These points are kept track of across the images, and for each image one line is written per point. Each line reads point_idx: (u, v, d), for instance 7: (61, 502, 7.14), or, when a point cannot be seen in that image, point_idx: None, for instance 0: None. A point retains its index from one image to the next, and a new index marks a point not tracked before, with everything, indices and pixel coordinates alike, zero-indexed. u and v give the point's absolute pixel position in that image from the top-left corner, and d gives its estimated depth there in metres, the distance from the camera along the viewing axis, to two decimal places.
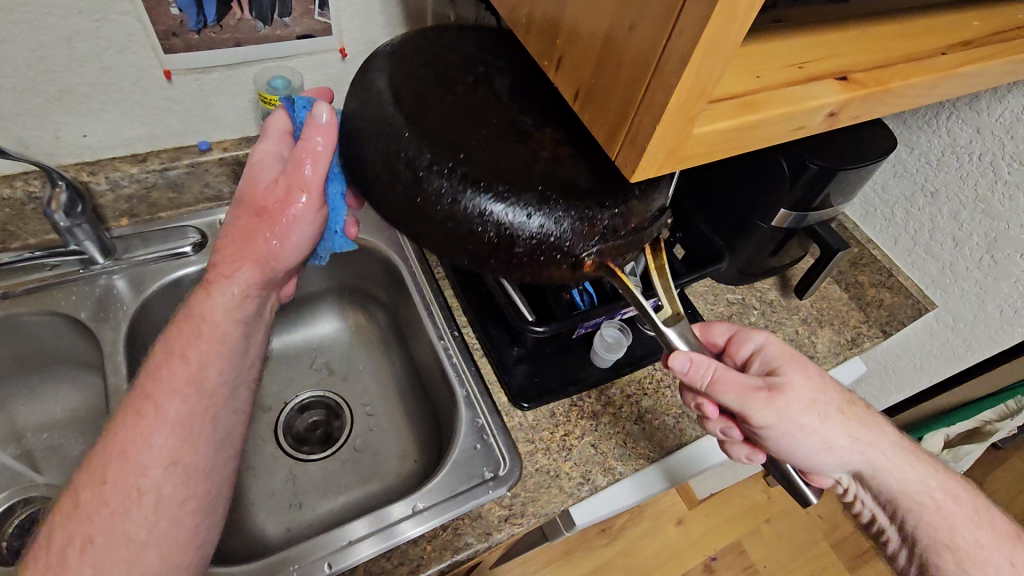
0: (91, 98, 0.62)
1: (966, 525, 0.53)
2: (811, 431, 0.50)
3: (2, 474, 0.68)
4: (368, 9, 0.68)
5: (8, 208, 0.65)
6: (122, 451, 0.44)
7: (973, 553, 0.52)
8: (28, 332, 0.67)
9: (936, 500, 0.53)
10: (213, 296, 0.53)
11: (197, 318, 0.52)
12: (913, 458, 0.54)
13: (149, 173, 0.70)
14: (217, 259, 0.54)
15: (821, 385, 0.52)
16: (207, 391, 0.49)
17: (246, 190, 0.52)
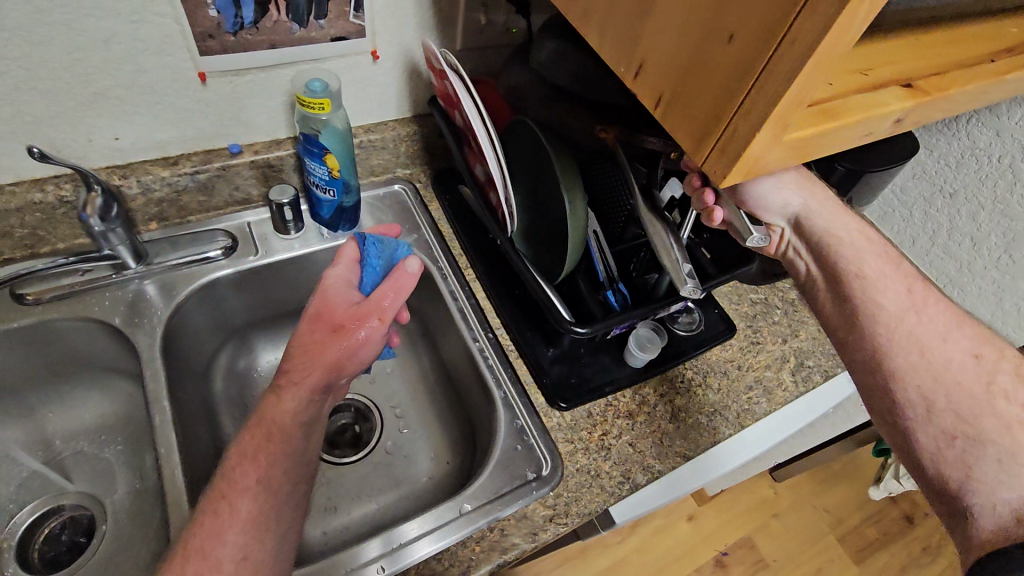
0: (126, 101, 0.61)
1: (877, 259, 0.56)
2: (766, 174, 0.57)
3: (34, 480, 0.68)
4: (402, 12, 0.68)
5: (38, 213, 0.64)
6: (204, 546, 0.46)
7: (879, 280, 0.54)
8: (61, 339, 0.66)
9: (857, 239, 0.57)
10: (285, 405, 0.54)
11: (271, 424, 0.53)
12: (850, 218, 0.59)
13: (180, 176, 0.69)
14: (281, 369, 0.56)
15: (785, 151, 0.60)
16: (275, 478, 0.51)
17: (323, 310, 0.57)
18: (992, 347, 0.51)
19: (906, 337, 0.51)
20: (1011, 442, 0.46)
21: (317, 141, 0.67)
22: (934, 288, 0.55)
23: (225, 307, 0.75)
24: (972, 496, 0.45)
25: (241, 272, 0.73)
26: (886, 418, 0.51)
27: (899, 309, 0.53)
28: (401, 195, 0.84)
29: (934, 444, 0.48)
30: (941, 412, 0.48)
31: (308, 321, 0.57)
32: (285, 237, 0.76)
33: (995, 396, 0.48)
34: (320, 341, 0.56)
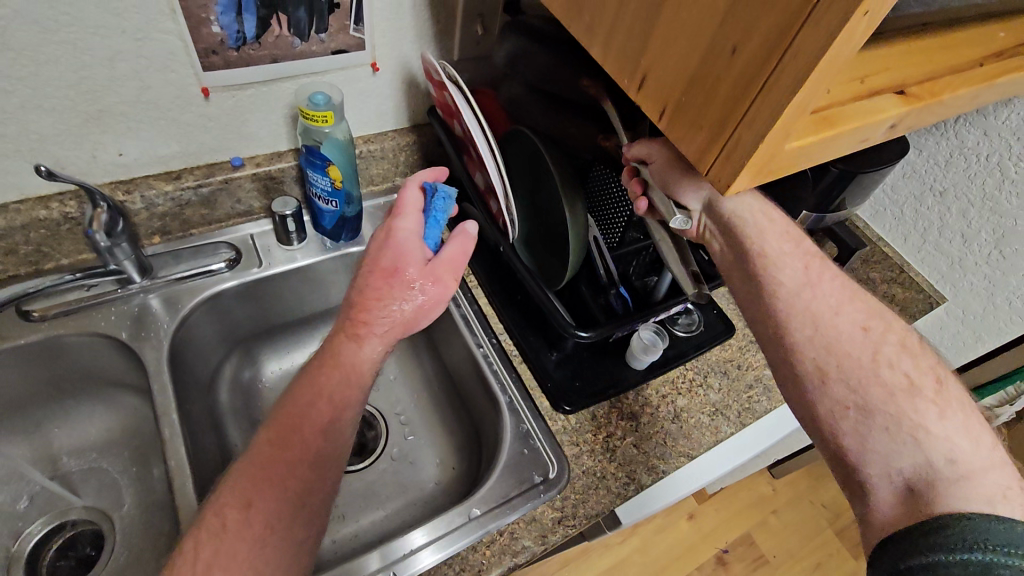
0: (129, 117, 0.62)
1: (779, 237, 0.55)
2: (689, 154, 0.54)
3: (42, 496, 0.68)
4: (402, 24, 0.69)
5: (43, 229, 0.64)
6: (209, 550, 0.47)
7: (778, 258, 0.54)
8: (68, 354, 0.66)
9: (761, 217, 0.56)
10: (361, 350, 0.57)
11: (347, 369, 0.56)
12: (757, 196, 0.57)
13: (183, 190, 0.70)
14: (353, 314, 0.58)
15: None
16: (292, 479, 0.51)
17: (398, 264, 0.58)
18: (878, 319, 0.53)
19: (803, 312, 0.53)
20: (898, 412, 0.48)
21: (319, 153, 0.68)
22: (829, 263, 0.56)
23: (229, 318, 0.75)
24: (868, 467, 0.48)
25: (246, 283, 0.74)
26: (790, 391, 0.53)
27: (795, 284, 0.54)
28: None
29: (829, 413, 0.50)
30: (837, 385, 0.50)
31: (379, 271, 0.58)
32: (288, 248, 0.77)
33: (880, 368, 0.50)
34: (394, 292, 0.58)
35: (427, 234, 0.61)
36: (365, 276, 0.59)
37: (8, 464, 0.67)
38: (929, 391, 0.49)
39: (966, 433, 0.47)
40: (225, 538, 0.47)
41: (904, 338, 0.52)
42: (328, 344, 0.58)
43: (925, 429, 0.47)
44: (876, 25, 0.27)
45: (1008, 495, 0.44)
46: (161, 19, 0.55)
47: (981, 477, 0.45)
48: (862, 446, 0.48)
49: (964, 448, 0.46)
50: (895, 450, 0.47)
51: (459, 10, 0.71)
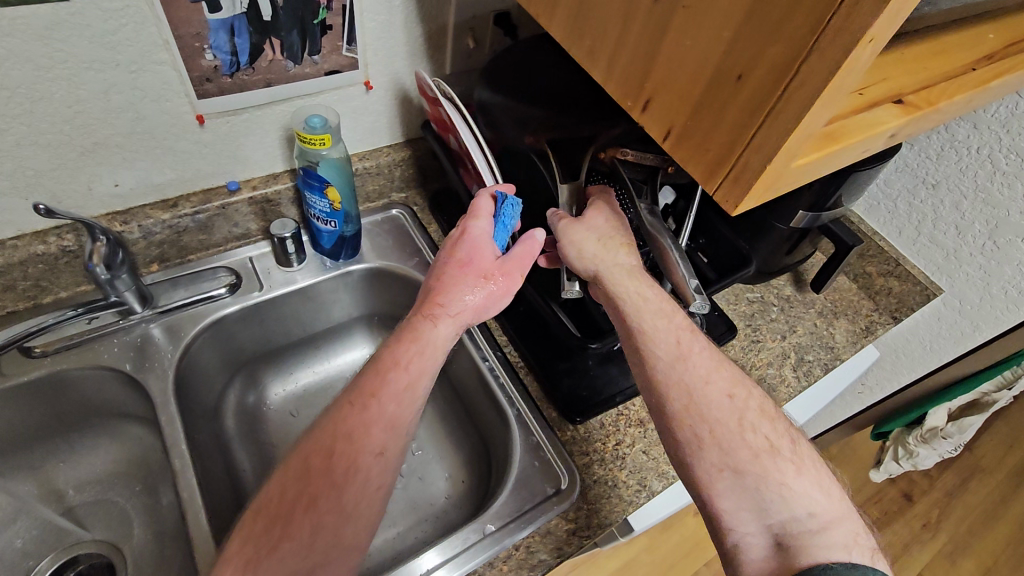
0: (125, 148, 0.62)
1: (652, 314, 0.57)
2: (592, 241, 0.59)
3: (49, 534, 0.68)
4: (393, 42, 0.69)
5: (41, 264, 0.64)
6: (254, 557, 0.48)
7: (653, 334, 0.56)
8: (72, 388, 0.66)
9: (637, 294, 0.58)
10: (437, 331, 0.57)
11: (418, 348, 0.56)
12: (642, 276, 0.59)
13: (181, 218, 0.69)
14: (429, 295, 0.59)
15: (603, 222, 0.60)
16: (347, 496, 0.51)
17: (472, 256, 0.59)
18: (742, 387, 0.54)
19: (677, 384, 0.53)
20: (764, 473, 0.50)
21: (316, 174, 0.68)
22: (700, 335, 0.56)
23: (233, 342, 0.75)
24: (740, 527, 0.49)
25: (247, 307, 0.73)
26: (672, 454, 0.54)
27: (668, 358, 0.55)
28: (398, 219, 0.85)
29: (706, 473, 0.51)
30: (711, 450, 0.51)
31: (455, 261, 0.60)
32: (288, 270, 0.76)
33: (746, 432, 0.52)
34: (468, 281, 0.59)
35: (497, 237, 0.61)
36: (441, 265, 0.60)
37: (15, 503, 0.67)
38: (787, 450, 0.52)
39: (820, 486, 0.51)
40: (272, 553, 0.48)
41: (764, 404, 0.54)
42: (405, 324, 0.58)
43: (787, 486, 0.50)
44: (877, 52, 0.27)
45: (858, 539, 0.48)
46: (155, 50, 0.55)
47: (837, 526, 0.49)
48: (734, 505, 0.50)
49: (819, 500, 0.50)
50: (761, 509, 0.49)
51: (450, 26, 0.71)
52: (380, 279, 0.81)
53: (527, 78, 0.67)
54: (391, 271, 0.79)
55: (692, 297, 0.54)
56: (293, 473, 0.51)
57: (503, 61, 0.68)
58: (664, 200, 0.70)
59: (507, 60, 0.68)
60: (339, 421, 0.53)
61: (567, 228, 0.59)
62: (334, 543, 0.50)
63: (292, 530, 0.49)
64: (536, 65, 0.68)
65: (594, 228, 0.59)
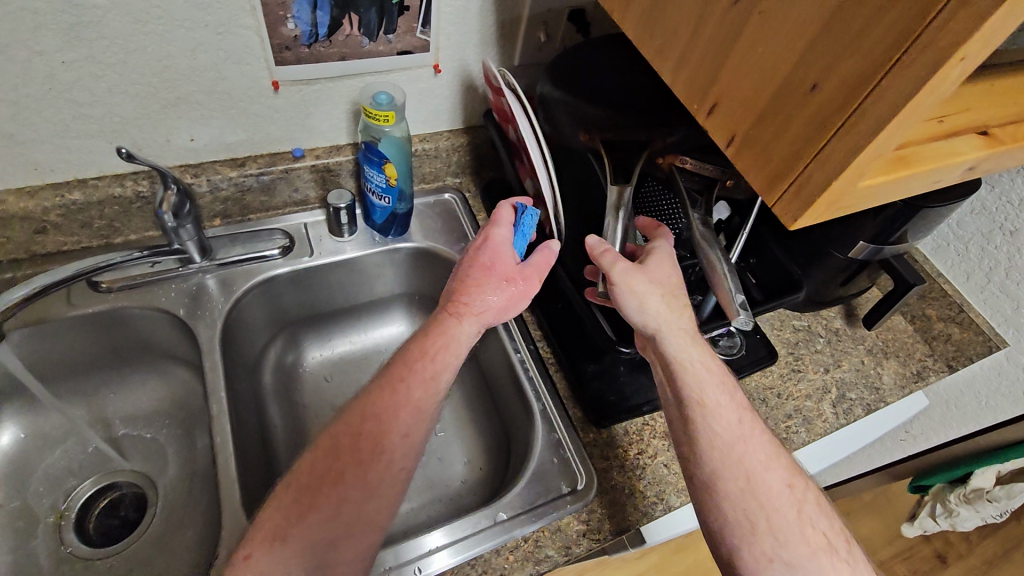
0: (204, 106, 0.65)
1: (716, 387, 0.54)
2: (655, 297, 0.55)
3: (92, 457, 0.72)
4: (466, 29, 0.71)
5: (117, 205, 0.68)
6: (280, 526, 0.50)
7: (713, 409, 0.53)
8: (129, 325, 0.70)
9: (701, 364, 0.55)
10: (459, 329, 0.58)
11: (443, 343, 0.57)
12: (701, 343, 0.57)
13: (247, 177, 0.73)
14: (452, 296, 0.60)
15: (670, 277, 0.57)
16: (371, 479, 0.53)
17: (494, 260, 0.61)
18: (800, 475, 0.53)
19: (736, 465, 0.51)
20: (821, 572, 0.49)
21: (377, 150, 0.70)
22: (757, 416, 0.55)
23: (281, 302, 0.78)
24: None
25: (297, 271, 0.76)
26: (714, 535, 0.51)
27: (730, 437, 0.52)
28: (451, 204, 0.86)
29: (755, 561, 0.49)
30: (765, 539, 0.49)
31: (478, 264, 0.61)
32: (338, 240, 0.79)
33: (805, 526, 0.50)
34: (491, 282, 0.60)
35: (517, 245, 0.63)
36: (464, 268, 0.61)
37: (68, 424, 0.72)
38: (842, 549, 0.51)
39: None
40: (299, 521, 0.50)
41: (818, 496, 0.53)
42: (427, 324, 0.59)
43: None
44: (966, 74, 0.26)
45: None
46: (242, 15, 0.58)
47: None
48: None
49: None
50: None
51: (523, 18, 0.72)
52: (427, 261, 0.83)
53: (594, 74, 0.65)
54: (435, 253, 0.81)
55: (737, 313, 0.53)
56: (324, 449, 0.53)
57: (574, 57, 0.67)
58: (718, 216, 0.70)
59: (579, 57, 0.67)
60: (370, 404, 0.55)
61: (629, 276, 0.55)
62: (356, 517, 0.52)
63: (319, 502, 0.51)
64: (604, 63, 0.66)
65: (657, 280, 0.56)
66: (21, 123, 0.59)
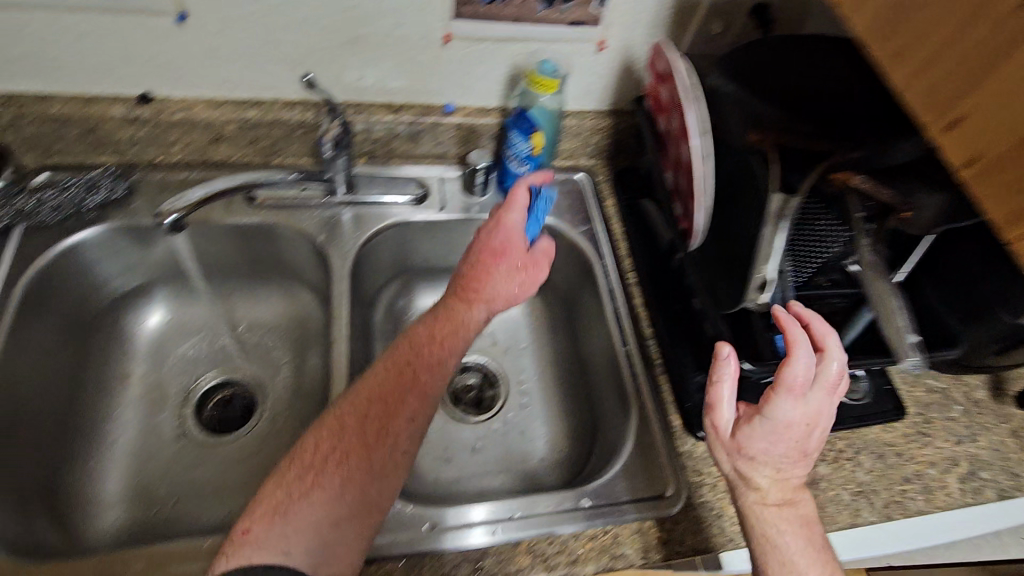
0: (378, 49, 0.68)
1: (786, 561, 0.49)
2: (732, 465, 0.52)
3: (217, 354, 0.79)
4: (642, 9, 0.68)
5: (282, 130, 0.73)
6: (283, 501, 0.49)
7: None
8: (272, 242, 0.76)
9: (776, 535, 0.50)
10: (463, 314, 0.63)
11: (455, 327, 0.62)
12: (785, 511, 0.51)
13: (399, 122, 0.75)
14: (464, 285, 0.64)
15: (761, 440, 0.51)
16: (369, 461, 0.53)
17: (505, 246, 0.66)
18: None
19: None
20: None
21: (529, 117, 0.70)
22: None
23: (404, 249, 0.81)
24: None
25: (425, 221, 0.79)
26: None
27: None
28: (580, 185, 0.85)
29: None
30: None
31: (492, 251, 0.66)
32: (469, 199, 0.80)
33: None
34: (503, 271, 0.65)
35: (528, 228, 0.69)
36: (476, 253, 0.66)
37: (205, 319, 0.79)
38: None
39: None
40: (302, 498, 0.49)
41: None
42: (440, 306, 0.64)
43: None
44: None
45: None
46: None
47: None
48: None
49: None
50: None
51: (703, 6, 0.69)
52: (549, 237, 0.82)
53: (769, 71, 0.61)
54: (558, 233, 0.81)
55: (907, 354, 0.52)
56: (330, 431, 0.54)
57: (747, 54, 0.64)
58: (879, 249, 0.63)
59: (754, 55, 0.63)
60: (365, 393, 0.56)
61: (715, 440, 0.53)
62: (360, 498, 0.51)
63: (322, 481, 0.51)
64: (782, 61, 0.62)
65: (742, 446, 0.51)
66: (221, 40, 0.64)
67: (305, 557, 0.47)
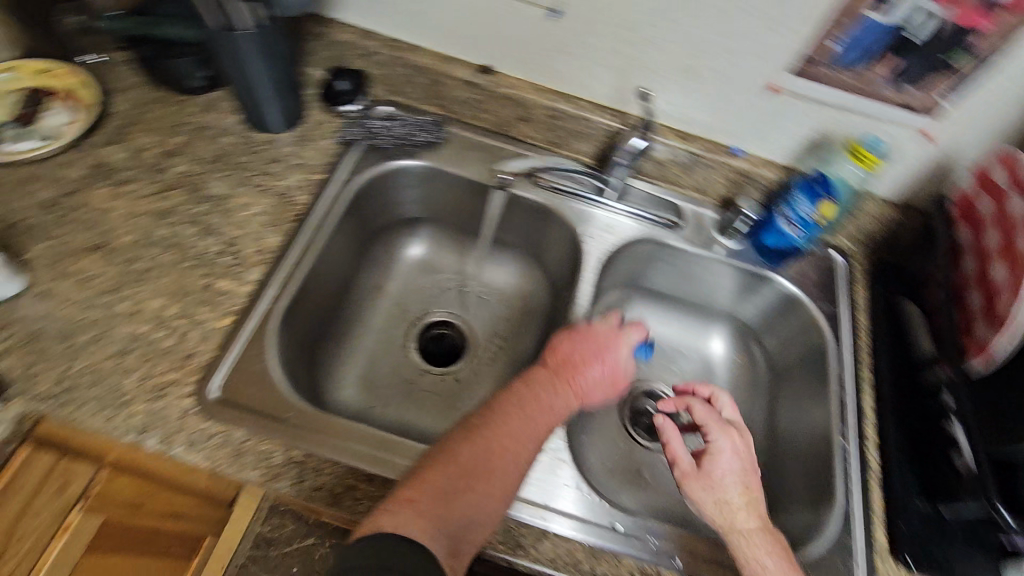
0: (701, 81, 0.72)
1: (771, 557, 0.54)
2: (708, 494, 0.58)
3: (450, 297, 0.89)
4: (991, 115, 0.65)
5: (583, 126, 0.80)
6: (440, 490, 0.50)
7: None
8: (532, 218, 0.83)
9: (755, 539, 0.55)
10: (547, 395, 0.61)
11: (551, 407, 0.61)
12: (760, 520, 0.57)
13: (684, 150, 0.79)
14: (558, 371, 0.64)
15: (720, 463, 0.60)
16: (497, 477, 0.53)
17: (598, 338, 0.68)
18: None
19: None
20: None
21: (829, 183, 0.73)
22: None
23: (640, 266, 0.84)
24: None
25: (672, 245, 0.81)
26: None
27: None
28: (834, 266, 0.80)
29: None
30: None
31: (585, 343, 0.67)
32: (719, 239, 0.81)
33: None
34: (598, 361, 0.67)
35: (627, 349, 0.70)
36: (563, 347, 0.67)
37: (452, 266, 0.90)
38: None
39: None
40: (457, 496, 0.50)
41: None
42: (523, 387, 0.62)
43: None
44: None
45: None
46: (798, 22, 0.62)
47: None
48: None
49: None
50: None
51: None
52: (785, 305, 0.80)
53: None
54: (800, 302, 0.78)
55: None
56: (479, 446, 0.54)
57: None
58: None
59: None
60: (491, 421, 0.57)
61: (685, 482, 0.59)
62: (492, 512, 0.52)
63: (475, 485, 0.51)
64: None
65: (708, 474, 0.59)
66: (573, 39, 0.72)
67: (448, 549, 0.48)
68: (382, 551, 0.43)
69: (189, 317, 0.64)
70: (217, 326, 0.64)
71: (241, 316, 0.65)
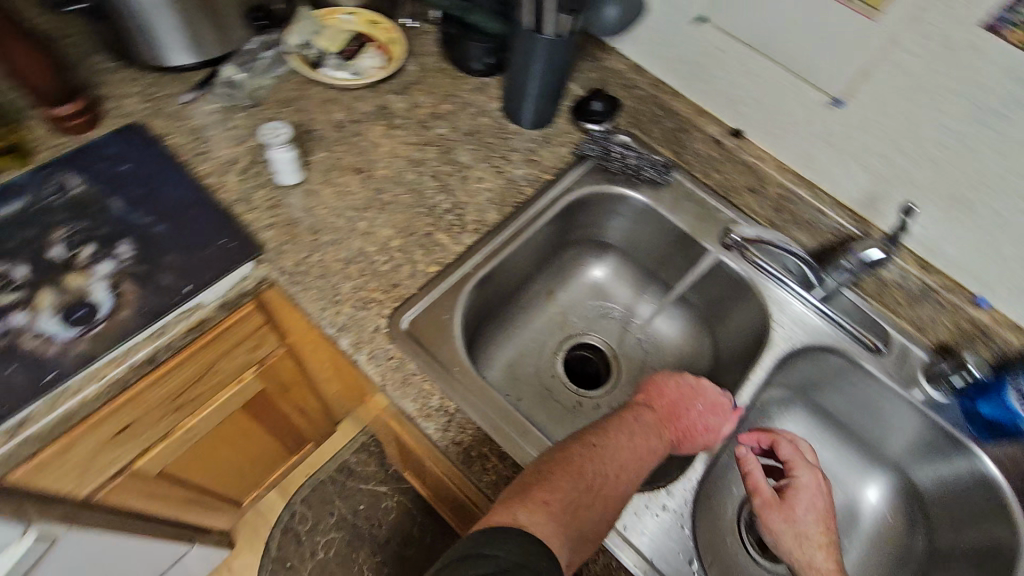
0: (969, 215, 0.67)
1: None
2: (789, 529, 0.57)
3: (611, 327, 0.90)
4: None
5: (813, 216, 0.78)
6: (571, 498, 0.50)
7: None
8: (725, 286, 0.82)
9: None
10: (646, 433, 0.59)
11: (652, 443, 0.58)
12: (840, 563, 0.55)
13: (920, 279, 0.73)
14: (660, 414, 0.62)
15: (803, 498, 0.59)
16: (609, 497, 0.53)
17: (702, 393, 0.65)
18: None
19: None
20: None
21: None
22: None
23: (818, 375, 0.79)
24: None
25: (869, 369, 0.74)
26: None
27: None
28: None
29: None
30: None
31: (691, 397, 0.64)
32: (923, 385, 0.73)
33: None
34: (700, 409, 0.64)
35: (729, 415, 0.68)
36: (668, 393, 0.64)
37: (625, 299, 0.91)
38: None
39: None
40: (581, 507, 0.50)
41: None
42: (621, 415, 0.60)
43: None
44: None
45: None
46: None
47: None
48: None
49: None
50: None
51: None
52: (976, 484, 0.69)
53: None
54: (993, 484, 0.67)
55: None
56: (597, 458, 0.54)
57: None
58: None
59: None
60: (608, 440, 0.56)
61: (765, 510, 0.58)
62: (602, 529, 0.52)
63: (597, 500, 0.52)
64: None
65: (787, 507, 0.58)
66: (845, 132, 0.71)
67: (570, 554, 0.48)
68: (523, 553, 0.44)
69: (406, 253, 0.72)
70: (424, 270, 0.71)
71: (445, 269, 0.72)
